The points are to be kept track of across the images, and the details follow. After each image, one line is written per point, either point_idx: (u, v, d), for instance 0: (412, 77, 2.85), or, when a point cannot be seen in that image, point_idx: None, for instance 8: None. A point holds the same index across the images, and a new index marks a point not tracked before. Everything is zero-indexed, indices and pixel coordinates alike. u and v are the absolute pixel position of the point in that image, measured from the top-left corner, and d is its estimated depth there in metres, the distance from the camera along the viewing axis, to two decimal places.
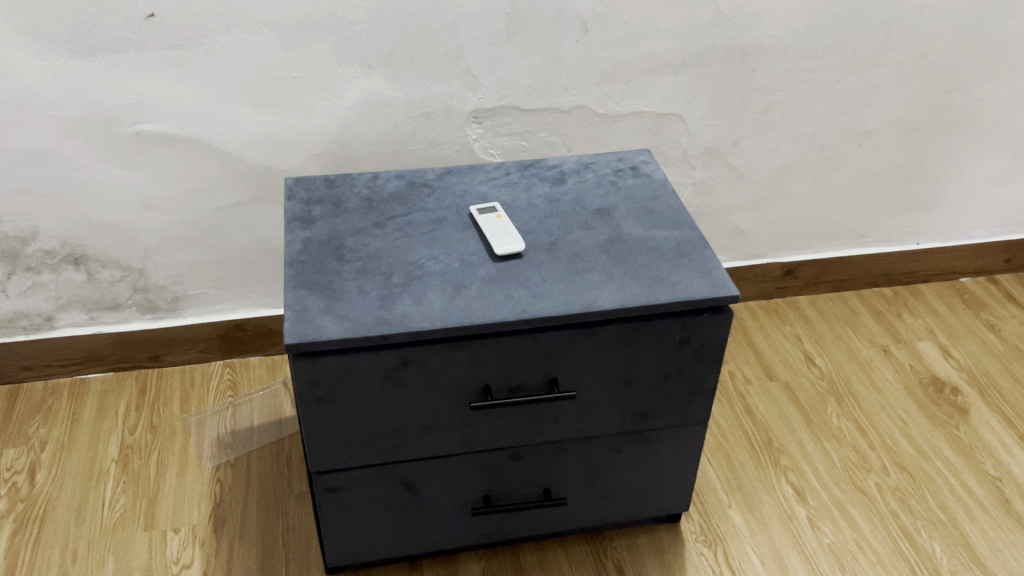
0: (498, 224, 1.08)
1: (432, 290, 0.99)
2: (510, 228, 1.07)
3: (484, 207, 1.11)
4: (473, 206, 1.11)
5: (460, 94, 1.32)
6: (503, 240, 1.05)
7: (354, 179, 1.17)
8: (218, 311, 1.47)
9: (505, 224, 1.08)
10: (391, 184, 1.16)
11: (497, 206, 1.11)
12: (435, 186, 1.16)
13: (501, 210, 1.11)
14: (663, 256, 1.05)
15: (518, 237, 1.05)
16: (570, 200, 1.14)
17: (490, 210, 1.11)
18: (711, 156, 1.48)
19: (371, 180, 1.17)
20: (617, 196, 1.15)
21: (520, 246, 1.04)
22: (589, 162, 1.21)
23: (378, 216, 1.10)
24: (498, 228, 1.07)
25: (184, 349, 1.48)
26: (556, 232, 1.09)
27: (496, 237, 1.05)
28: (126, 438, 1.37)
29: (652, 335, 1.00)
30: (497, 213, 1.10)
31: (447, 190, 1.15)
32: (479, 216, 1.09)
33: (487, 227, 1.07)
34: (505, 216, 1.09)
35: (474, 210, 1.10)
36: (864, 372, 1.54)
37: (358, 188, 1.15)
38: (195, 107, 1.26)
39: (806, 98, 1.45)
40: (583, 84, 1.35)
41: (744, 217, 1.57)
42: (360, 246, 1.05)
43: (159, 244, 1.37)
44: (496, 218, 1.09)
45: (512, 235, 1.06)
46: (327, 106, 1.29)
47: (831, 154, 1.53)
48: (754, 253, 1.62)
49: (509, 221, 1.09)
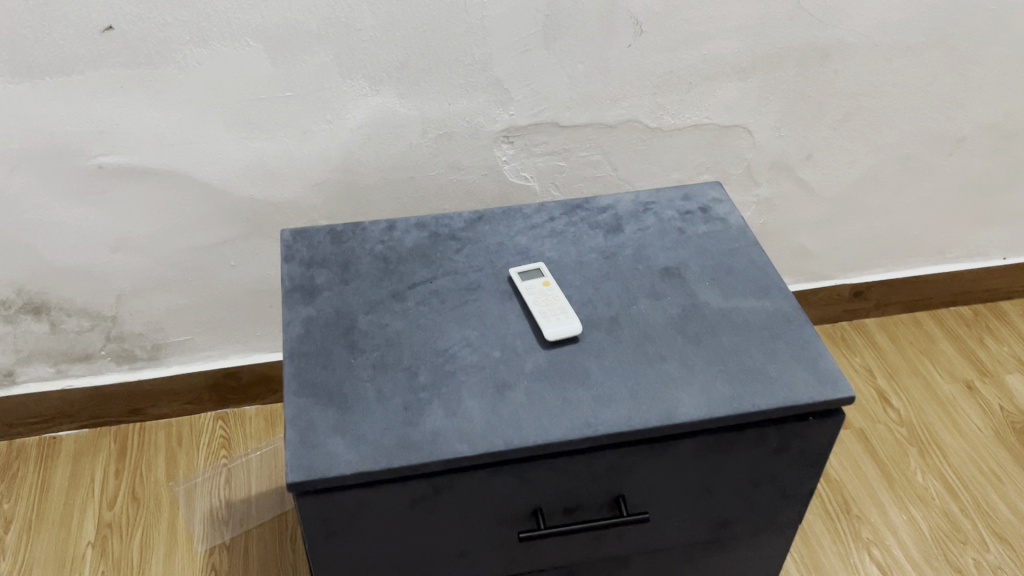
0: (546, 296, 0.87)
1: (469, 393, 0.79)
2: (560, 302, 0.86)
3: (527, 270, 0.90)
4: (514, 269, 0.90)
5: (487, 110, 1.10)
6: (553, 319, 0.84)
7: (365, 230, 0.96)
8: (207, 358, 1.27)
9: (553, 297, 0.87)
10: (410, 237, 0.95)
11: (544, 269, 0.90)
12: (463, 238, 0.95)
13: (549, 274, 0.90)
14: (754, 336, 0.85)
15: (571, 315, 0.85)
16: (631, 256, 0.93)
17: (534, 274, 0.90)
18: (779, 171, 1.26)
19: (386, 230, 0.96)
20: (688, 250, 0.94)
21: (576, 329, 0.83)
22: (648, 203, 1.00)
23: (397, 284, 0.89)
24: (546, 302, 0.86)
25: (169, 401, 1.29)
26: (618, 303, 0.88)
27: (543, 316, 0.85)
28: (103, 514, 1.18)
29: (744, 444, 0.81)
30: (544, 280, 0.89)
31: (479, 244, 0.94)
32: (522, 284, 0.88)
33: (532, 301, 0.86)
34: (553, 284, 0.88)
35: (515, 275, 0.89)
36: (947, 415, 1.34)
37: (371, 244, 0.94)
38: (168, 134, 1.03)
39: (894, 103, 1.22)
40: (633, 95, 1.12)
41: (811, 237, 1.35)
42: (377, 328, 0.85)
43: (134, 288, 1.17)
44: (543, 288, 0.88)
45: (564, 313, 0.85)
46: (327, 128, 1.07)
47: (916, 164, 1.30)
48: (820, 275, 1.42)
49: (559, 291, 0.88)
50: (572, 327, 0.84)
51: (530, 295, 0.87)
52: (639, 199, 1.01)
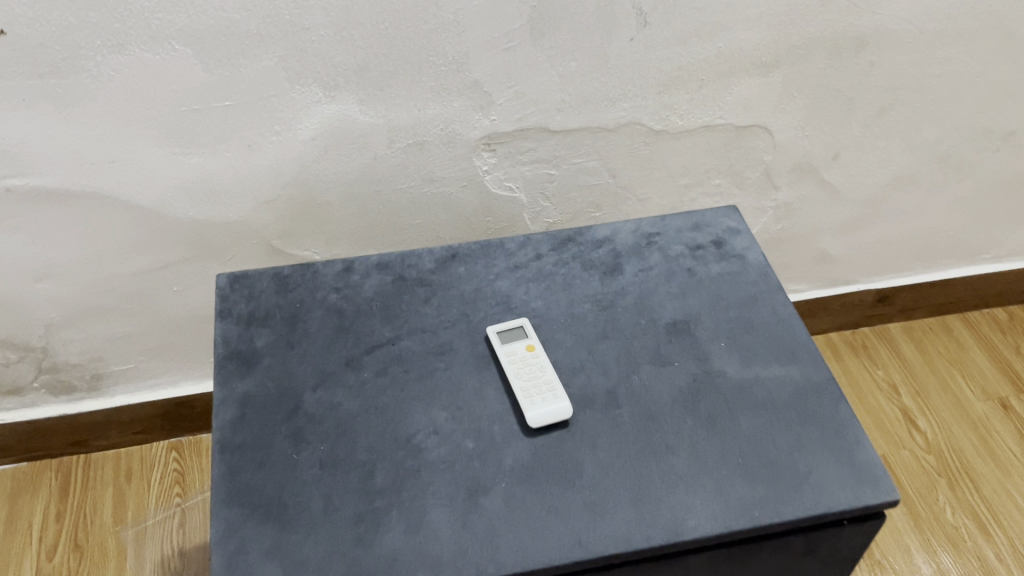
0: (529, 366, 0.72)
1: (435, 501, 0.65)
2: (546, 373, 0.72)
3: (508, 329, 0.76)
4: (492, 327, 0.76)
5: (464, 115, 0.93)
6: (538, 398, 0.70)
7: (318, 274, 0.81)
8: (155, 386, 1.13)
9: (538, 367, 0.72)
10: (371, 282, 0.80)
11: (527, 328, 0.76)
12: (434, 283, 0.80)
13: (534, 335, 0.75)
14: (778, 418, 0.71)
15: (558, 393, 0.71)
16: (631, 306, 0.79)
17: (516, 335, 0.75)
18: (802, 173, 1.10)
19: (342, 274, 0.81)
20: (700, 298, 0.79)
21: (565, 413, 0.69)
22: (652, 235, 0.85)
23: (353, 348, 0.75)
24: (529, 375, 0.72)
25: (116, 432, 1.16)
26: (616, 371, 0.74)
27: (525, 394, 0.70)
28: (42, 566, 1.06)
29: (765, 553, 0.67)
30: (527, 343, 0.74)
31: (451, 292, 0.80)
32: (501, 349, 0.74)
33: (513, 374, 0.72)
34: (538, 349, 0.74)
35: (493, 337, 0.75)
36: (979, 439, 1.21)
37: (324, 293, 0.79)
38: (86, 152, 0.87)
39: (937, 96, 1.05)
40: (636, 95, 0.96)
41: (834, 241, 1.20)
42: (327, 410, 0.71)
43: (64, 318, 1.02)
44: (526, 355, 0.73)
45: (550, 389, 0.71)
46: (276, 141, 0.91)
47: (957, 161, 1.14)
48: (842, 280, 1.27)
49: (546, 358, 0.73)
50: (560, 409, 0.70)
51: (510, 365, 0.72)
52: (642, 229, 0.86)
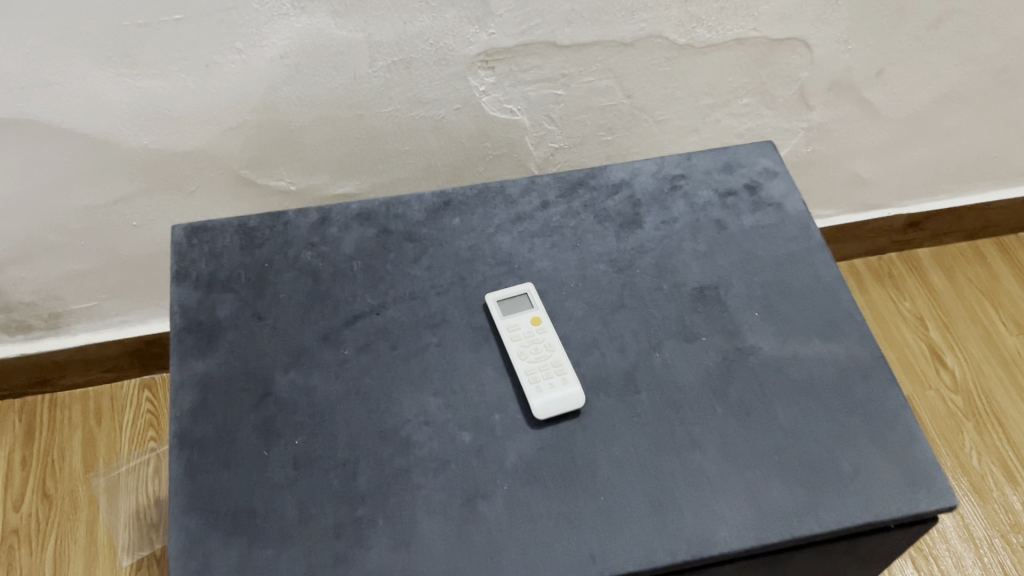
0: (536, 345, 0.63)
1: (427, 508, 0.57)
2: (556, 354, 0.62)
3: (511, 297, 0.65)
4: (493, 295, 0.65)
5: (458, 29, 0.80)
6: (545, 384, 0.61)
7: (289, 226, 0.70)
8: (121, 323, 1.03)
9: (546, 347, 0.62)
10: (350, 237, 0.69)
11: (533, 298, 0.65)
12: (423, 238, 0.69)
13: (541, 305, 0.65)
14: (820, 406, 0.62)
15: (569, 379, 0.61)
16: (652, 268, 0.68)
17: (521, 305, 0.65)
18: (839, 91, 0.97)
19: (317, 226, 0.70)
20: (731, 258, 0.69)
21: (577, 404, 0.60)
22: (675, 179, 0.73)
23: (330, 319, 0.65)
24: (536, 357, 0.62)
25: (82, 371, 1.07)
26: (634, 349, 0.64)
27: (531, 380, 0.61)
28: (8, 518, 0.99)
29: (800, 560, 0.60)
30: (534, 316, 0.64)
31: (444, 250, 0.69)
32: (504, 322, 0.64)
33: (517, 354, 0.62)
34: (546, 323, 0.64)
35: (493, 307, 0.65)
36: (1010, 378, 1.13)
37: (296, 251, 0.68)
38: (15, 74, 0.74)
39: (1001, 3, 0.92)
40: (658, 4, 0.82)
41: (868, 164, 1.09)
42: (301, 397, 0.61)
43: (11, 255, 0.91)
44: (531, 331, 0.63)
45: (560, 375, 0.61)
46: (239, 60, 0.78)
47: (1013, 77, 1.01)
48: (872, 205, 1.16)
49: (555, 335, 0.63)
50: (571, 399, 0.60)
51: (514, 344, 0.63)
52: (664, 171, 0.74)
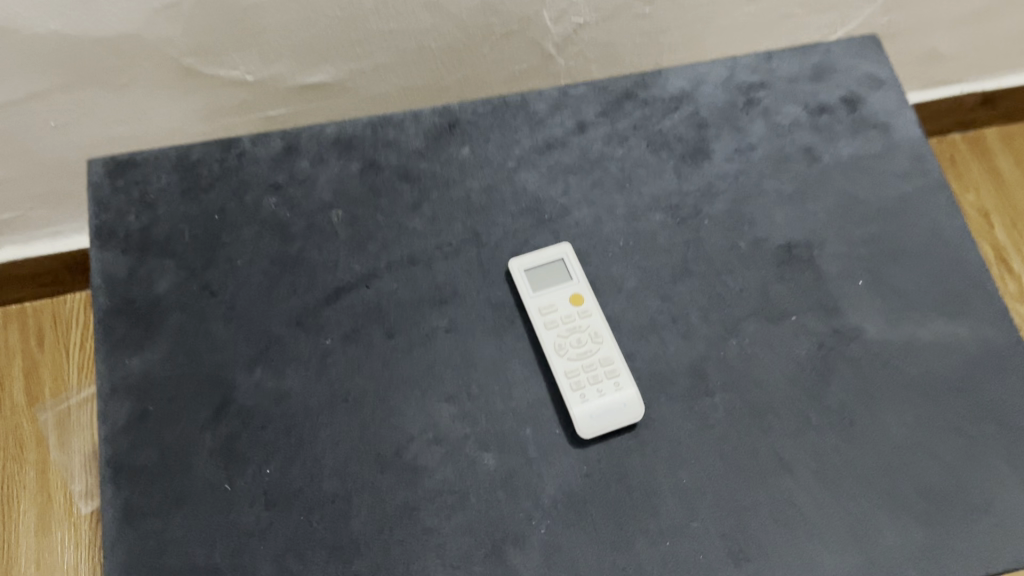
0: (577, 334, 0.48)
1: (442, 562, 0.44)
2: (603, 348, 0.48)
3: (542, 265, 0.50)
4: (519, 261, 0.50)
5: None
6: (591, 392, 0.46)
7: (247, 161, 0.53)
8: (55, 234, 0.87)
9: (591, 338, 0.48)
10: (328, 174, 0.52)
11: (572, 265, 0.50)
12: (424, 175, 0.53)
13: (583, 277, 0.49)
14: (941, 411, 0.48)
15: (622, 383, 0.47)
16: (723, 218, 0.52)
17: (556, 276, 0.50)
18: None
19: (283, 158, 0.53)
20: (826, 204, 0.53)
21: (632, 419, 0.46)
22: (750, 92, 0.57)
23: (306, 293, 0.49)
24: (578, 352, 0.47)
25: (16, 286, 0.91)
26: (703, 332, 0.49)
27: (573, 385, 0.46)
28: None
29: None
30: (574, 293, 0.49)
31: (453, 192, 0.52)
32: (534, 301, 0.49)
33: (553, 349, 0.47)
34: (590, 303, 0.49)
35: (520, 279, 0.49)
36: None
37: (257, 195, 0.52)
38: None
39: None
40: None
41: (950, 36, 0.90)
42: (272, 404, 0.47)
43: None
44: (571, 314, 0.48)
45: (610, 378, 0.47)
46: None
47: None
48: (944, 82, 0.98)
49: (602, 320, 0.48)
50: (625, 412, 0.46)
51: (549, 333, 0.48)
52: (735, 81, 0.57)
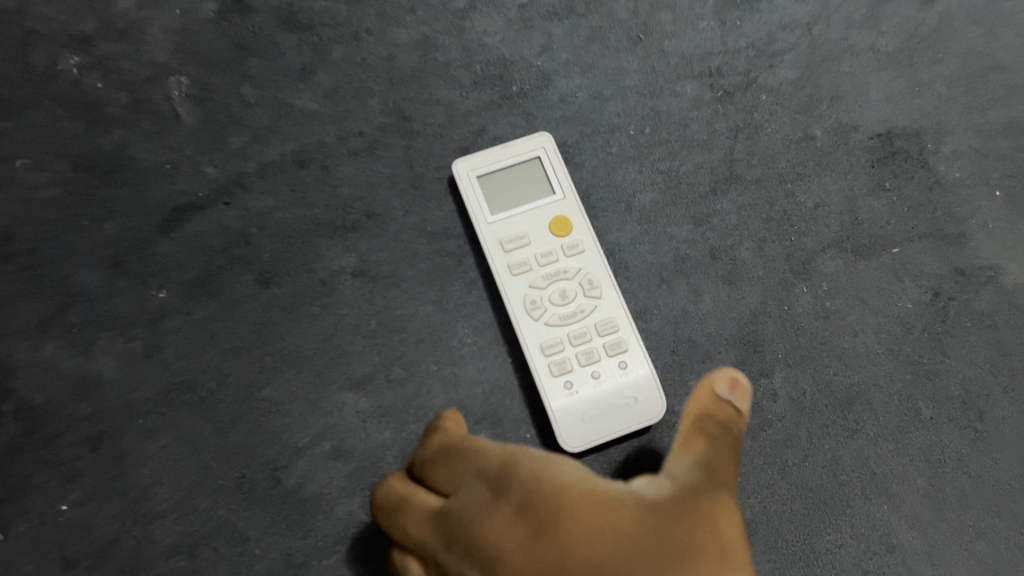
0: (561, 285, 0.30)
1: None
2: (602, 306, 0.30)
3: (507, 168, 0.31)
4: (471, 161, 0.31)
5: None
6: (582, 379, 0.29)
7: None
8: None
9: (583, 290, 0.30)
10: (164, 20, 0.32)
11: (555, 171, 0.31)
12: (318, 19, 0.33)
13: (570, 190, 0.31)
14: None
15: (631, 365, 0.29)
16: (787, 90, 0.34)
17: (528, 187, 0.31)
18: None
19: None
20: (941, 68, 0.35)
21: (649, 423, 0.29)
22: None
23: (128, 218, 0.31)
24: (562, 314, 0.30)
25: None
26: (757, 275, 0.32)
27: (553, 369, 0.29)
28: None
29: None
30: (557, 218, 0.31)
31: (362, 49, 0.33)
32: (494, 229, 0.30)
33: (524, 308, 0.30)
34: (582, 233, 0.31)
35: (472, 192, 0.31)
36: None
37: (45, 52, 0.32)
38: None
39: None
40: None
41: None
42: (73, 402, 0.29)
43: None
44: (552, 252, 0.30)
45: (612, 356, 0.29)
46: None
47: None
48: None
49: (601, 260, 0.31)
50: (635, 410, 0.29)
51: (517, 283, 0.30)
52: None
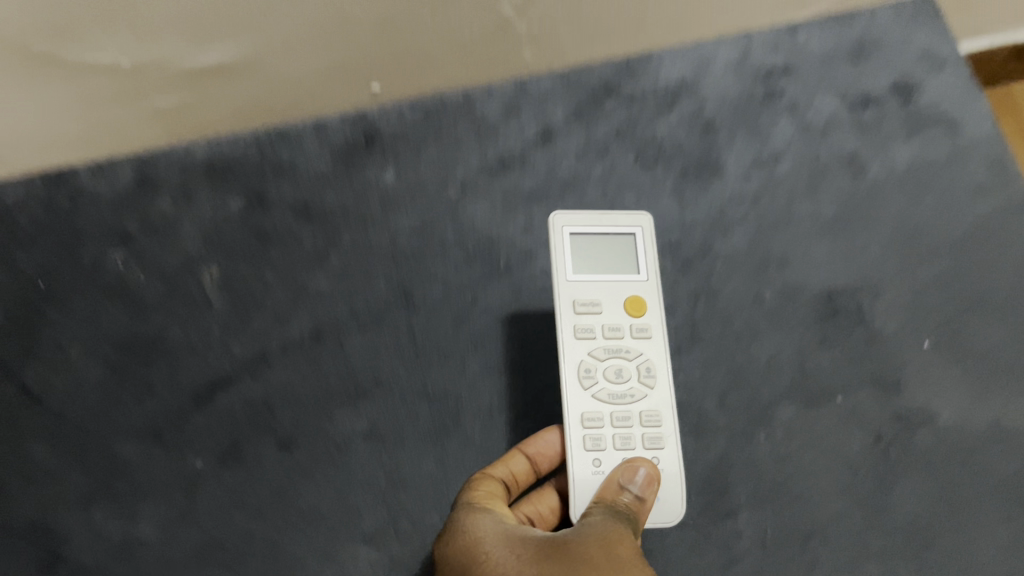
0: (620, 366, 0.31)
1: None
2: (652, 399, 0.31)
3: (598, 234, 0.33)
4: (568, 218, 0.33)
5: None
6: (611, 460, 0.30)
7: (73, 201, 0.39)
8: None
9: (639, 375, 0.31)
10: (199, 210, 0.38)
11: (645, 255, 0.33)
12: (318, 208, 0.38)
13: (656, 275, 0.33)
14: None
15: (662, 461, 0.30)
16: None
17: (621, 267, 0.33)
18: None
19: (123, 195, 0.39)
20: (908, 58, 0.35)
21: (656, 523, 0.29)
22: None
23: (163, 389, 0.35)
24: (612, 390, 0.31)
25: None
26: (720, 426, 0.36)
27: (586, 443, 0.30)
28: None
29: None
30: (634, 298, 0.32)
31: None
32: (571, 288, 0.32)
33: (577, 371, 0.31)
34: (654, 321, 0.32)
35: (562, 246, 0.33)
36: None
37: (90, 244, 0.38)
38: None
39: None
40: None
41: None
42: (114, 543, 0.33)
43: None
44: (620, 328, 0.32)
45: (646, 449, 0.30)
46: None
47: None
48: None
49: (665, 349, 0.32)
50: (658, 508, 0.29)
51: (577, 346, 0.31)
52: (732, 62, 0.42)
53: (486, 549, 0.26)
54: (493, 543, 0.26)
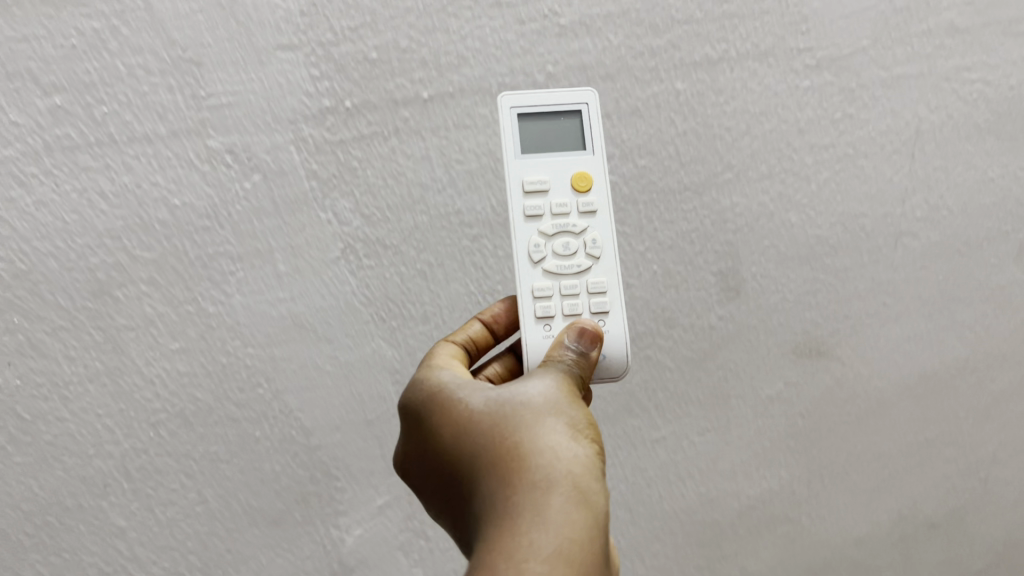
0: (567, 240, 0.33)
1: None
2: (597, 267, 0.33)
3: (547, 113, 0.35)
4: (513, 98, 0.34)
5: None
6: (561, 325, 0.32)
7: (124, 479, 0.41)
8: None
9: (586, 247, 0.33)
10: (346, 492, 0.44)
11: (591, 127, 0.35)
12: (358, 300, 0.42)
13: (600, 148, 0.34)
14: None
15: (609, 324, 0.32)
16: (778, 249, 0.47)
17: (564, 143, 0.35)
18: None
19: (251, 452, 0.42)
20: (903, 242, 0.49)
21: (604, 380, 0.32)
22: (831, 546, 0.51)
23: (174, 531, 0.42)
24: (560, 262, 0.33)
25: None
26: None
27: (537, 312, 0.32)
28: None
29: None
30: (581, 171, 0.34)
31: (422, 228, 0.42)
32: (522, 168, 0.34)
33: (525, 251, 0.33)
34: (599, 195, 0.34)
35: (507, 127, 0.34)
36: None
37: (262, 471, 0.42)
38: None
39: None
40: None
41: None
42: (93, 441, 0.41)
43: None
44: (567, 205, 0.34)
45: (594, 315, 0.33)
46: None
47: None
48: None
49: (610, 226, 0.34)
50: (601, 362, 0.32)
51: (523, 231, 0.33)
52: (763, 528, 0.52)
53: (462, 397, 0.29)
54: (474, 393, 0.28)
